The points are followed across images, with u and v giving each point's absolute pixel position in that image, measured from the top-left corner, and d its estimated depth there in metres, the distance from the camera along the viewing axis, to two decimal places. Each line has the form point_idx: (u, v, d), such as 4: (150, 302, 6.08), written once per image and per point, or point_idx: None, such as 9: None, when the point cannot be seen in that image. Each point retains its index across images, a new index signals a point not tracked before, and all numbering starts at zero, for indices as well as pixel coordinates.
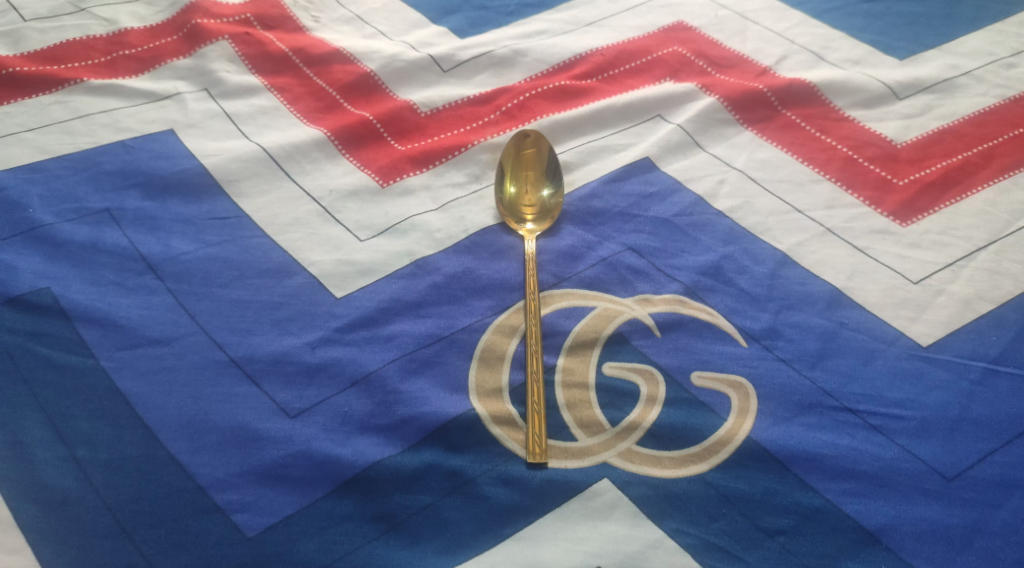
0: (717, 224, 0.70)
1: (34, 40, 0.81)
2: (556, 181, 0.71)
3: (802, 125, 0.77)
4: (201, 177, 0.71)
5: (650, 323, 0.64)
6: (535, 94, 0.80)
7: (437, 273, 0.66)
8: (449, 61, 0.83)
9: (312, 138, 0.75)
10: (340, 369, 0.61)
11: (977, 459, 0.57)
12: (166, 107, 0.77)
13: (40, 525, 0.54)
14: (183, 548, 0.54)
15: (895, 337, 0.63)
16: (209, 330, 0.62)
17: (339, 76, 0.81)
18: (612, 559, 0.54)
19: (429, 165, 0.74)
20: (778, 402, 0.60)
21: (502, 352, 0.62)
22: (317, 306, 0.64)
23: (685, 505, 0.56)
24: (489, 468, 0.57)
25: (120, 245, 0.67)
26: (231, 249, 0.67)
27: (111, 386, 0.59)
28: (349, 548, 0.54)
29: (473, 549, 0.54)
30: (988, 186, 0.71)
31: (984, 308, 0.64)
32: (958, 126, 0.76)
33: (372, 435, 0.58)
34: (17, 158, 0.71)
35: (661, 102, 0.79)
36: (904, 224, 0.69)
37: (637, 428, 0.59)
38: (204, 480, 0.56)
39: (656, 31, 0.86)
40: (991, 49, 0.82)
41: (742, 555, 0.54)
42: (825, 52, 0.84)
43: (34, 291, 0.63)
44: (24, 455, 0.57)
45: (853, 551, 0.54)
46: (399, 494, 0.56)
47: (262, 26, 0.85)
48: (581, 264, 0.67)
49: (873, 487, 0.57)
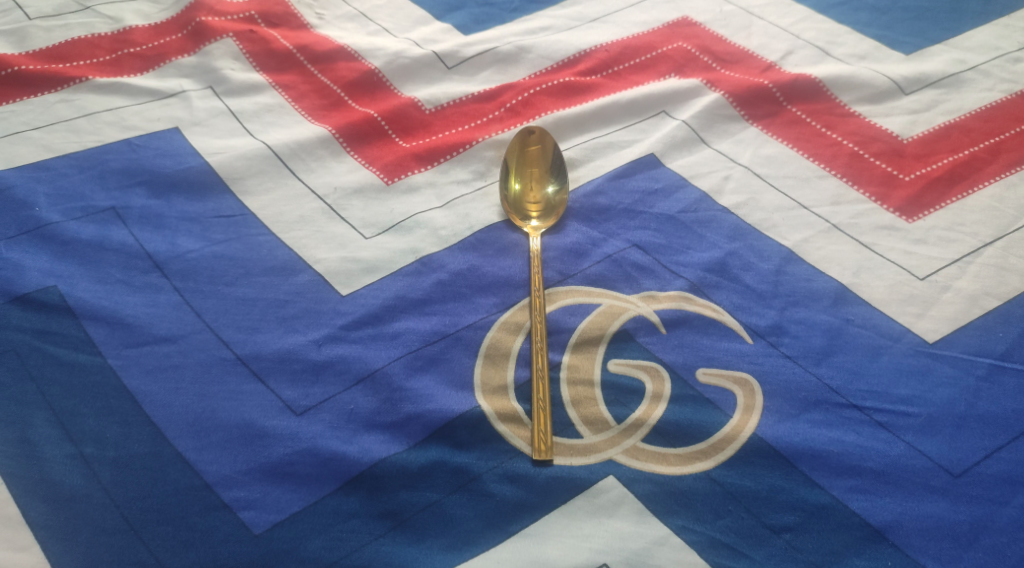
0: (723, 220, 0.70)
1: (39, 38, 0.81)
2: (561, 178, 0.71)
3: (808, 121, 0.77)
4: (206, 175, 0.71)
5: (656, 320, 0.64)
6: (539, 91, 0.80)
7: (443, 270, 0.66)
8: (453, 58, 0.83)
9: (317, 135, 0.75)
10: (345, 366, 0.61)
11: (984, 455, 0.57)
12: (170, 105, 0.77)
13: (48, 523, 0.54)
14: (191, 545, 0.54)
15: (901, 333, 0.63)
16: (215, 328, 0.62)
17: (343, 73, 0.81)
18: (618, 556, 0.54)
19: (434, 162, 0.74)
20: (784, 399, 0.60)
21: (508, 349, 0.62)
22: (323, 303, 0.64)
23: (691, 502, 0.56)
24: (495, 465, 0.57)
25: (126, 243, 0.67)
26: (237, 247, 0.67)
27: (117, 384, 0.59)
28: (355, 545, 0.54)
29: (479, 546, 0.54)
30: (995, 182, 0.71)
31: (991, 304, 0.64)
32: (964, 121, 0.76)
33: (378, 432, 0.58)
34: (23, 157, 0.72)
35: (666, 98, 0.79)
36: (910, 219, 0.69)
37: (643, 425, 0.59)
38: (211, 478, 0.56)
39: (661, 27, 0.86)
40: (997, 43, 0.82)
41: (747, 552, 0.54)
42: (830, 47, 0.83)
43: (41, 289, 0.63)
44: (32, 453, 0.57)
45: (859, 548, 0.54)
46: (405, 491, 0.56)
47: (267, 23, 0.85)
48: (586, 261, 0.67)
49: (879, 484, 0.56)
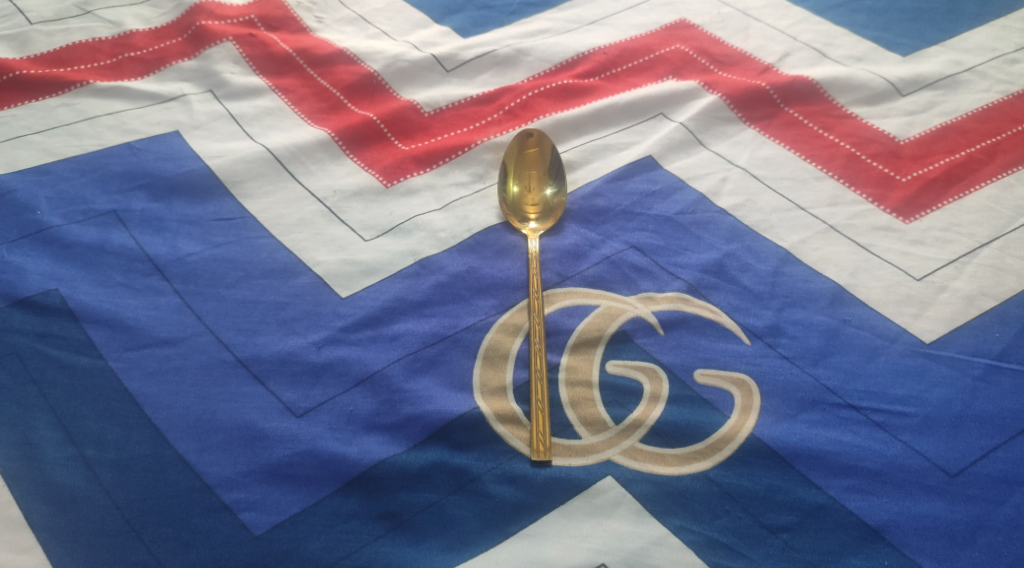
0: (720, 221, 0.70)
1: (40, 43, 0.81)
2: (558, 181, 0.72)
3: (805, 122, 0.77)
4: (206, 178, 0.72)
5: (653, 321, 0.64)
6: (538, 93, 0.80)
7: (441, 273, 0.67)
8: (452, 61, 0.83)
9: (316, 139, 0.75)
10: (345, 368, 0.61)
11: (980, 455, 0.58)
12: (171, 109, 0.77)
13: (50, 524, 0.55)
14: (192, 547, 0.54)
15: (898, 333, 0.63)
16: (215, 330, 0.63)
17: (342, 76, 0.82)
18: (617, 556, 0.54)
19: (432, 165, 0.74)
20: (781, 399, 0.60)
21: (506, 351, 0.62)
22: (322, 305, 0.65)
23: (689, 502, 0.56)
24: (494, 466, 0.57)
25: (127, 246, 0.67)
26: (237, 250, 0.67)
27: (119, 386, 0.60)
28: (355, 546, 0.55)
29: (477, 547, 0.55)
30: (992, 182, 0.71)
31: (988, 304, 0.64)
32: (961, 122, 0.76)
33: (377, 433, 0.59)
34: (24, 160, 0.72)
35: (664, 100, 0.79)
36: (906, 220, 0.69)
37: (641, 426, 0.59)
38: (211, 480, 0.56)
39: (658, 30, 0.86)
40: (994, 45, 0.82)
41: (745, 552, 0.54)
42: (828, 49, 0.84)
43: (42, 293, 0.64)
44: (33, 455, 0.57)
45: (856, 547, 0.55)
46: (404, 492, 0.56)
47: (267, 27, 0.86)
48: (584, 263, 0.67)
49: (876, 484, 0.57)
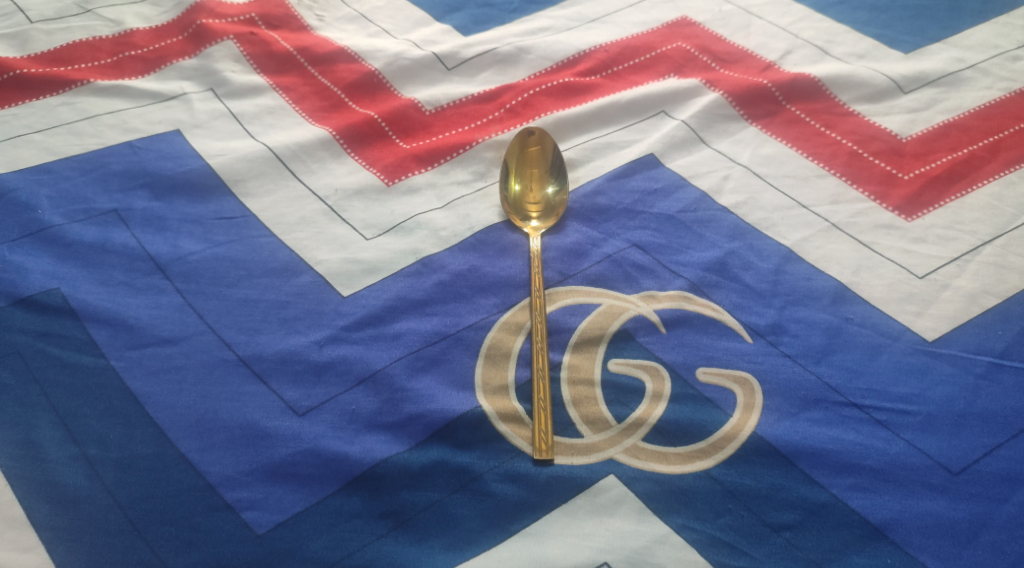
0: (722, 220, 0.70)
1: (41, 41, 0.81)
2: (560, 179, 0.72)
3: (807, 120, 0.77)
4: (207, 177, 0.72)
5: (656, 320, 0.64)
6: (539, 92, 0.80)
7: (443, 271, 0.66)
8: (453, 59, 0.83)
9: (317, 137, 0.75)
10: (347, 367, 0.61)
11: (983, 453, 0.58)
12: (172, 108, 0.77)
13: (52, 524, 0.55)
14: (194, 546, 0.54)
15: (901, 331, 0.63)
16: (217, 328, 0.63)
17: (343, 75, 0.82)
18: (620, 555, 0.54)
19: (433, 164, 0.74)
20: (784, 397, 0.60)
21: (508, 349, 0.62)
22: (324, 304, 0.64)
23: (691, 501, 0.56)
24: (496, 465, 0.57)
25: (128, 245, 0.67)
26: (238, 249, 0.67)
27: (121, 385, 0.60)
28: (358, 545, 0.54)
29: (479, 545, 0.55)
30: (994, 180, 0.71)
31: (990, 302, 0.64)
32: (963, 120, 0.76)
33: (380, 432, 0.59)
34: (25, 160, 0.72)
35: (666, 97, 0.79)
36: (909, 218, 0.69)
37: (643, 424, 0.59)
38: (214, 479, 0.56)
39: (660, 27, 0.86)
40: (996, 42, 0.82)
41: (747, 550, 0.54)
42: (829, 46, 0.84)
43: (43, 292, 0.64)
44: (35, 454, 0.57)
45: (859, 546, 0.54)
46: (407, 491, 0.56)
47: (268, 25, 0.86)
48: (586, 261, 0.67)
49: (878, 482, 0.57)
